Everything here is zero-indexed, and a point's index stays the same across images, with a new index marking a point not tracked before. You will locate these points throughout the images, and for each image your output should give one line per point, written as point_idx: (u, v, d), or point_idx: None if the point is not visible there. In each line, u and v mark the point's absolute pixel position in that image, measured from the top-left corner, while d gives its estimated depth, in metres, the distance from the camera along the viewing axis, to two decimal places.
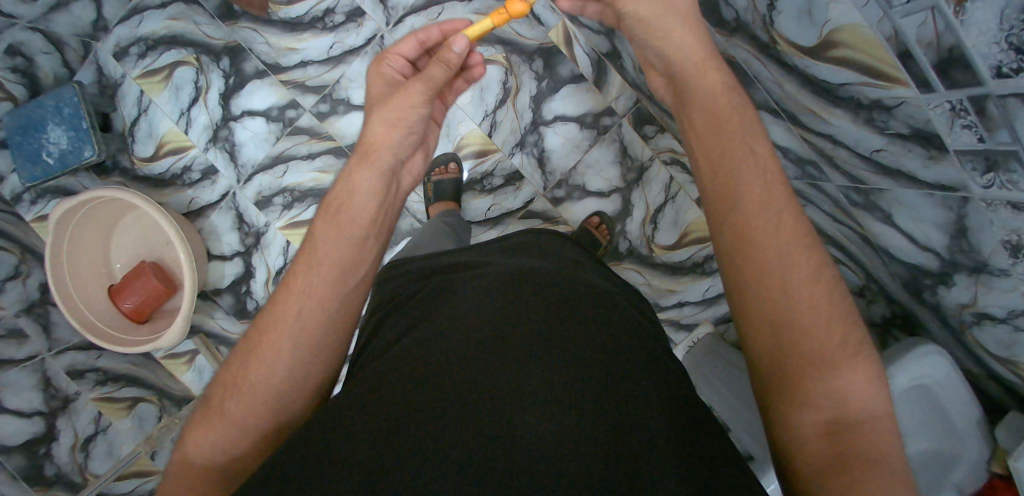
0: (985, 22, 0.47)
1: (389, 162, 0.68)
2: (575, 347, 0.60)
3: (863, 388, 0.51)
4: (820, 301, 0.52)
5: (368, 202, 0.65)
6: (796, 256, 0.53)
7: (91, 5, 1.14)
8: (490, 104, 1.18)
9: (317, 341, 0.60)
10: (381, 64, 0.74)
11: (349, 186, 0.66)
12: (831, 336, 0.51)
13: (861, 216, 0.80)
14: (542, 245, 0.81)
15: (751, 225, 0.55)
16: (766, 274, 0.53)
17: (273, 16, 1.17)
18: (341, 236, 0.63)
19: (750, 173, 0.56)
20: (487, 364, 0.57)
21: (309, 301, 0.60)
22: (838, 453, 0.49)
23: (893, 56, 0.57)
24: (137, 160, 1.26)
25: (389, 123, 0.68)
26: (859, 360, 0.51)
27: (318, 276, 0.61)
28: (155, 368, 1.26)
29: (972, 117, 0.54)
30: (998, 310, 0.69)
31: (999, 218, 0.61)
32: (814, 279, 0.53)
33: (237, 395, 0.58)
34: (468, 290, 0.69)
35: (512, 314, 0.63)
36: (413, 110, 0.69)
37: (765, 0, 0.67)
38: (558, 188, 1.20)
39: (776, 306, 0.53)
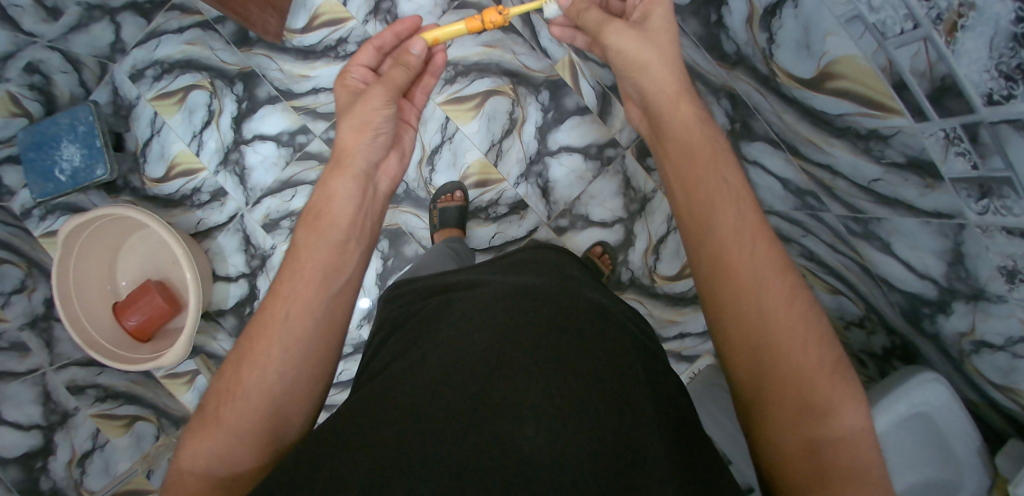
0: (975, 51, 0.51)
1: (361, 168, 0.72)
2: (568, 356, 0.60)
3: (841, 405, 0.54)
4: (792, 321, 0.57)
5: (347, 207, 0.69)
6: (769, 281, 0.58)
7: (110, 27, 1.18)
8: (498, 134, 1.21)
9: (304, 343, 0.61)
10: (346, 77, 0.81)
11: (326, 194, 0.70)
12: (807, 353, 0.56)
13: (860, 245, 0.82)
14: (535, 262, 0.83)
15: (726, 250, 0.60)
16: (742, 297, 0.59)
17: (287, 44, 1.21)
18: (321, 240, 0.66)
19: (723, 201, 0.62)
20: (479, 377, 0.58)
21: (295, 304, 0.62)
22: (816, 466, 0.53)
23: (888, 88, 0.60)
24: (148, 179, 1.28)
25: (356, 128, 0.73)
26: (835, 377, 0.55)
27: (302, 279, 0.64)
28: (157, 389, 1.27)
29: (965, 144, 0.57)
30: (996, 337, 0.70)
31: (995, 244, 0.62)
32: (788, 300, 0.58)
33: (231, 402, 0.59)
34: (461, 305, 0.70)
35: (503, 325, 0.64)
36: (376, 111, 0.74)
37: (765, 35, 0.71)
38: (562, 217, 1.22)
39: (753, 326, 0.57)
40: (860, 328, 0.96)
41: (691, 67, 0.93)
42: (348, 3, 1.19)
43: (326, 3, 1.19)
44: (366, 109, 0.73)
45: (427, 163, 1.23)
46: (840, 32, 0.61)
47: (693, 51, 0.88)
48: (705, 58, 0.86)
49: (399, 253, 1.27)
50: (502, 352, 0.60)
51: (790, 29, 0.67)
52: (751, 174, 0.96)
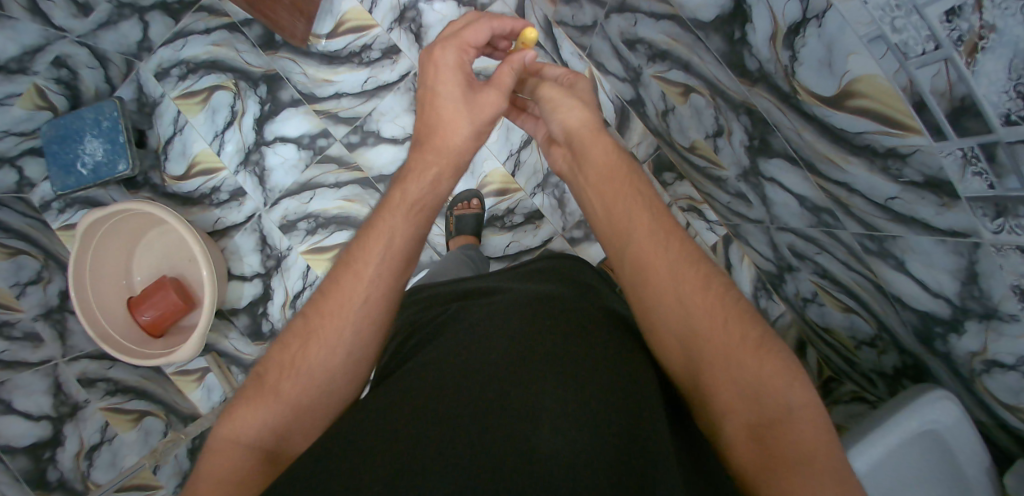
0: (995, 73, 0.52)
1: (462, 162, 0.67)
2: (597, 362, 0.60)
3: (776, 382, 0.54)
4: (713, 310, 0.57)
5: (433, 198, 0.66)
6: (684, 274, 0.58)
7: (139, 26, 1.20)
8: (516, 144, 1.25)
9: (374, 325, 0.63)
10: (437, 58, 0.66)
11: (410, 177, 0.66)
12: (739, 349, 0.55)
13: (875, 263, 0.84)
14: (567, 272, 0.84)
15: (643, 254, 0.60)
16: (662, 295, 0.58)
17: (312, 49, 1.25)
18: (407, 229, 0.64)
19: (637, 210, 0.62)
20: (521, 376, 0.58)
21: (373, 289, 0.62)
22: (762, 448, 0.52)
23: (908, 107, 0.62)
24: (168, 177, 1.30)
25: (460, 116, 0.65)
26: (767, 356, 0.55)
27: (383, 263, 0.63)
28: (167, 384, 1.28)
29: (982, 163, 0.58)
30: (1007, 357, 0.71)
31: (1008, 263, 0.64)
32: (704, 289, 0.58)
33: (292, 375, 0.60)
34: (493, 307, 0.71)
35: (532, 330, 0.64)
36: (492, 107, 0.66)
37: (788, 53, 0.73)
38: (576, 228, 1.25)
39: (676, 321, 0.58)
40: (872, 347, 0.99)
41: (711, 83, 0.95)
42: (373, 11, 1.23)
43: (352, 10, 1.23)
44: (487, 112, 0.66)
45: None
46: (862, 51, 0.62)
47: (715, 67, 0.90)
48: (728, 75, 0.88)
49: None
50: (534, 356, 0.60)
51: (814, 48, 0.68)
52: (767, 191, 0.99)
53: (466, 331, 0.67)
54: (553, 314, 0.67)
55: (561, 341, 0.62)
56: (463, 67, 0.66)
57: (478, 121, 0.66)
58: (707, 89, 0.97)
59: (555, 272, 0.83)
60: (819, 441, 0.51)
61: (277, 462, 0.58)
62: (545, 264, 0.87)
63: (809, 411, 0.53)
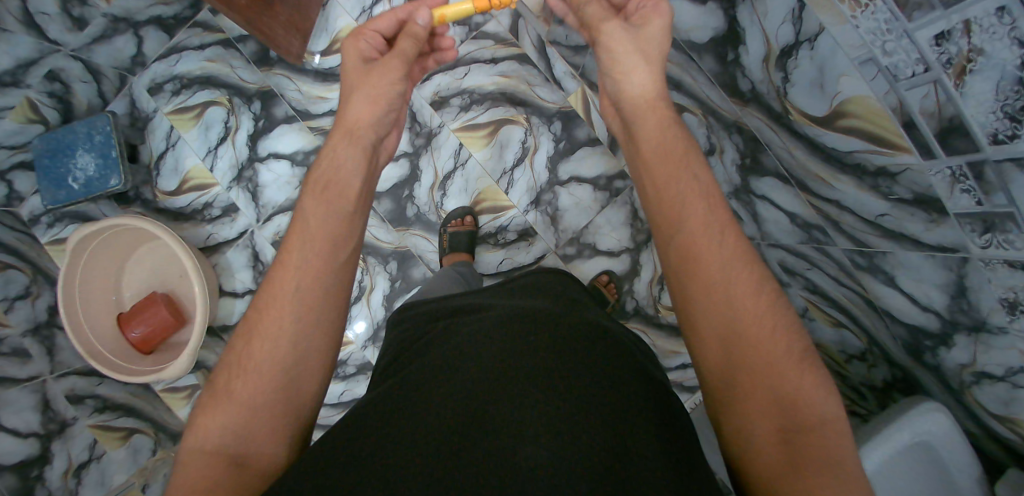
0: (982, 94, 0.54)
1: (367, 140, 0.74)
2: (566, 368, 0.62)
3: (811, 393, 0.55)
4: (762, 321, 0.58)
5: (354, 179, 0.70)
6: (738, 274, 0.60)
7: (133, 40, 1.19)
8: (509, 162, 1.26)
9: (313, 312, 0.63)
10: (358, 40, 0.79)
11: (333, 163, 0.71)
12: (775, 342, 0.57)
13: (865, 278, 0.86)
14: (544, 286, 0.85)
15: (697, 244, 0.62)
16: (713, 287, 0.60)
17: (307, 65, 1.26)
18: (330, 208, 0.68)
19: (691, 194, 0.64)
20: (490, 392, 0.59)
21: (304, 275, 0.64)
22: (788, 462, 0.53)
23: (898, 126, 0.64)
24: (159, 192, 1.29)
25: (370, 101, 0.74)
26: (805, 370, 0.57)
27: (312, 248, 0.65)
28: (158, 402, 1.25)
29: (970, 182, 0.61)
30: (996, 369, 0.73)
31: (997, 277, 0.66)
32: (758, 290, 0.59)
33: (245, 377, 0.60)
34: (470, 324, 0.71)
35: (503, 344, 0.65)
36: (392, 87, 0.76)
37: (780, 75, 0.76)
38: (569, 246, 1.26)
39: (722, 318, 0.59)
40: (862, 361, 0.99)
41: (704, 103, 0.97)
42: None
43: (348, 28, 1.25)
44: (379, 75, 0.76)
45: (440, 188, 1.27)
46: (854, 73, 0.65)
47: (708, 88, 0.93)
48: (721, 96, 0.91)
49: (407, 276, 1.28)
50: (502, 368, 0.61)
51: (806, 70, 0.71)
52: (758, 208, 1.01)
53: (444, 348, 0.68)
54: (522, 326, 0.68)
55: (526, 351, 0.64)
56: (361, 53, 0.79)
57: (369, 87, 0.75)
58: (699, 108, 1.00)
59: (530, 287, 0.84)
60: (846, 460, 0.53)
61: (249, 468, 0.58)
62: (520, 280, 0.88)
63: (837, 424, 0.54)
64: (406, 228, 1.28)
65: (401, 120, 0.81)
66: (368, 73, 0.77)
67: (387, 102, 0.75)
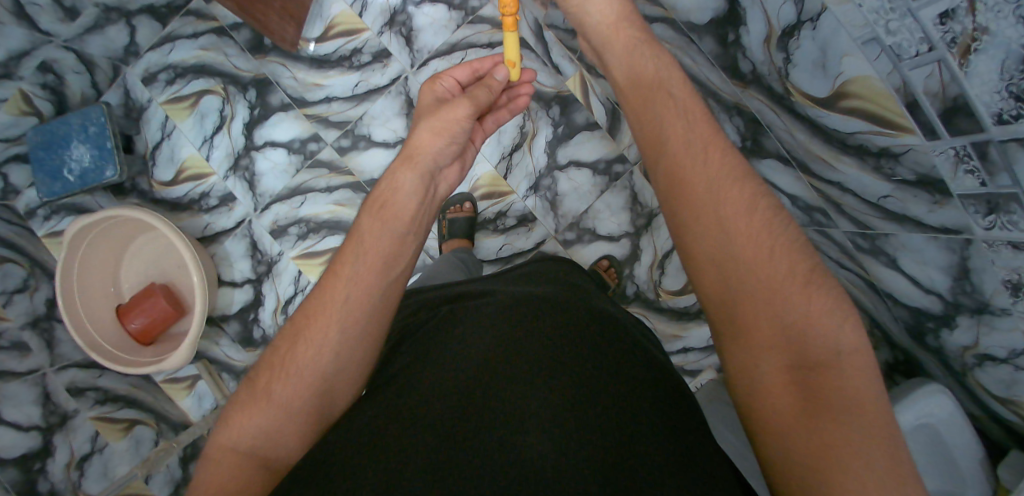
0: (986, 73, 0.53)
1: (430, 169, 0.71)
2: (587, 365, 0.61)
3: (822, 321, 0.51)
4: (759, 245, 0.54)
5: (410, 202, 0.68)
6: (726, 191, 0.56)
7: (126, 30, 1.18)
8: (507, 147, 1.25)
9: (360, 325, 0.62)
10: (435, 83, 0.78)
11: (392, 184, 0.69)
12: (778, 264, 0.53)
13: (867, 261, 0.85)
14: (554, 274, 0.83)
15: (681, 164, 0.58)
16: (702, 213, 0.56)
17: (301, 52, 1.25)
18: (386, 228, 0.66)
19: (673, 119, 0.61)
20: (505, 381, 0.58)
21: (355, 288, 0.63)
22: (802, 401, 0.49)
23: (901, 106, 0.63)
24: (156, 183, 1.28)
25: (433, 131, 0.72)
26: (814, 293, 0.52)
27: (365, 265, 0.64)
28: (158, 393, 1.27)
29: (974, 162, 0.60)
30: (999, 351, 0.72)
31: (1000, 258, 0.65)
32: (750, 209, 0.55)
33: (283, 379, 0.60)
34: (481, 310, 0.70)
35: (518, 333, 0.64)
36: (456, 121, 0.73)
37: (782, 56, 0.75)
38: (569, 231, 1.25)
39: (717, 245, 0.55)
40: None
41: (704, 85, 0.96)
42: (363, 14, 1.23)
43: (342, 13, 1.23)
44: (446, 113, 0.73)
45: None
46: (857, 53, 0.64)
47: (709, 70, 0.92)
48: (721, 77, 0.90)
49: None
50: (520, 358, 0.60)
51: (808, 50, 0.70)
52: None
53: (455, 335, 0.67)
54: (538, 314, 0.67)
55: (543, 341, 0.63)
56: (437, 93, 0.78)
57: (433, 121, 0.73)
58: (700, 90, 0.98)
59: (542, 274, 0.83)
60: (864, 388, 0.49)
61: (275, 469, 0.59)
62: (530, 266, 0.87)
63: (856, 353, 0.50)
64: None
65: (464, 155, 0.78)
66: (437, 109, 0.75)
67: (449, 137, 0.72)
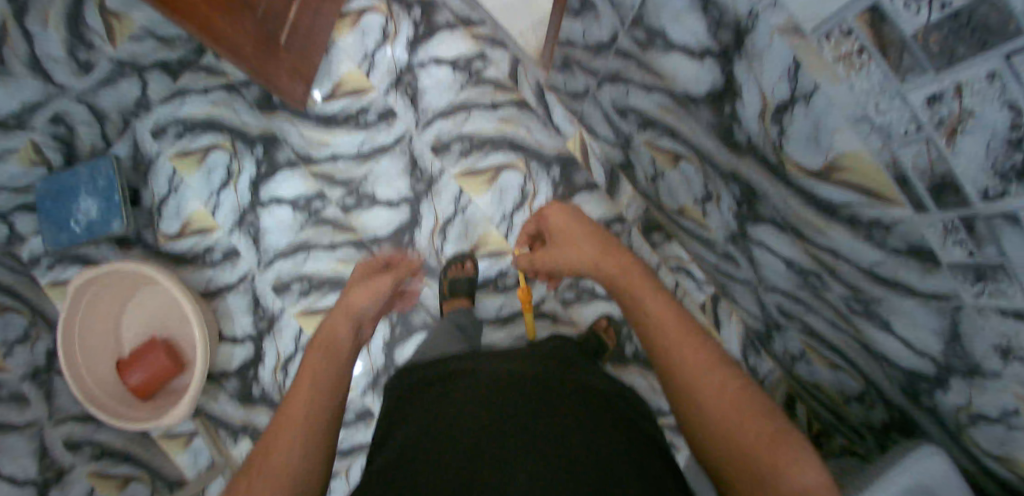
0: (973, 153, 0.58)
1: (361, 318, 0.82)
2: (562, 438, 0.64)
3: (790, 464, 0.55)
4: (728, 407, 0.60)
5: (350, 333, 0.78)
6: (697, 361, 0.63)
7: (138, 85, 1.21)
8: (509, 206, 1.28)
9: (323, 427, 0.65)
10: (364, 263, 0.98)
11: (331, 324, 0.78)
12: (746, 421, 0.59)
13: (861, 324, 0.89)
14: (541, 351, 0.88)
15: (659, 344, 0.66)
16: (679, 386, 0.63)
17: (309, 111, 1.30)
18: (334, 355, 0.73)
19: (651, 306, 0.70)
20: (489, 466, 0.61)
21: (315, 399, 0.67)
22: None
23: (891, 181, 0.68)
24: (161, 236, 1.28)
25: (366, 289, 0.86)
26: (780, 440, 0.57)
27: (319, 377, 0.69)
28: (153, 448, 1.23)
29: (962, 234, 0.64)
30: (992, 410, 0.75)
31: (990, 324, 0.69)
32: (721, 376, 0.62)
33: (261, 482, 0.61)
34: (467, 391, 0.74)
35: (499, 415, 0.67)
36: (384, 285, 0.88)
37: (777, 130, 0.80)
38: (569, 290, 1.28)
39: (693, 407, 0.62)
40: (860, 402, 1.02)
41: (701, 152, 1.01)
42: (370, 73, 1.30)
43: (350, 73, 1.30)
44: (380, 280, 0.89)
45: (440, 234, 1.28)
46: (848, 130, 0.69)
47: (704, 137, 0.97)
48: (717, 146, 0.95)
49: (408, 322, 1.28)
50: (495, 442, 0.64)
51: (801, 124, 0.75)
52: (755, 254, 1.04)
53: (444, 416, 0.70)
54: (517, 394, 0.71)
55: (523, 420, 0.66)
56: (366, 271, 0.95)
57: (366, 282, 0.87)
58: (696, 156, 1.03)
59: (526, 351, 0.87)
60: None
61: None
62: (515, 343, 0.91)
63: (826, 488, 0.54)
64: None
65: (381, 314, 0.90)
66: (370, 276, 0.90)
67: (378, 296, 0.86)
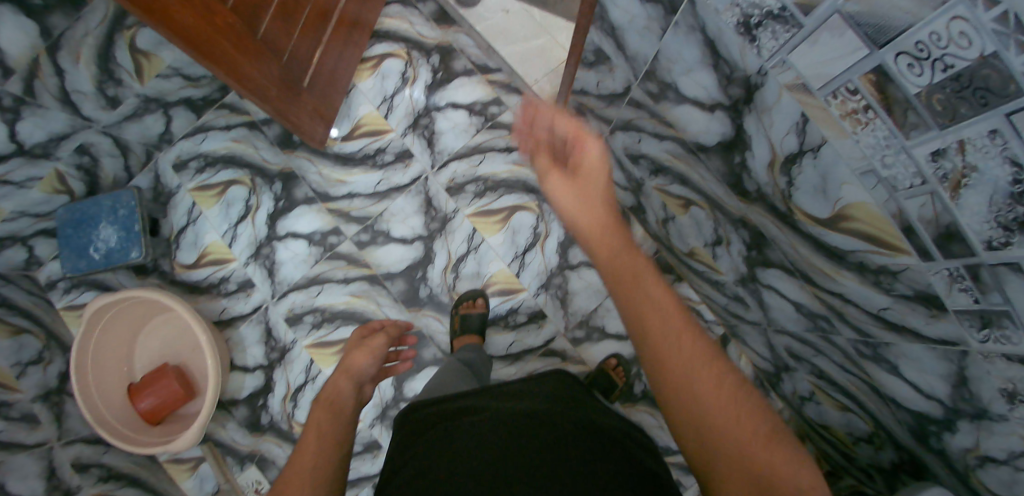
0: (975, 206, 0.62)
1: (356, 381, 0.89)
2: (563, 479, 0.65)
3: (791, 475, 0.47)
4: (724, 404, 0.50)
5: (348, 398, 0.82)
6: (689, 350, 0.52)
7: (163, 119, 1.24)
8: (521, 246, 1.31)
9: (330, 475, 0.67)
10: (364, 326, 1.12)
11: (332, 390, 0.83)
12: (742, 420, 0.49)
13: (870, 366, 0.92)
14: (546, 388, 0.89)
15: (649, 318, 0.53)
16: (672, 374, 0.51)
17: (328, 149, 1.34)
18: (335, 416, 0.76)
19: (647, 288, 0.55)
20: None
21: (321, 449, 0.69)
22: None
23: (897, 231, 0.72)
24: (177, 265, 1.30)
25: (364, 353, 0.96)
26: (779, 447, 0.48)
27: (322, 433, 0.72)
28: (159, 473, 1.23)
29: (967, 282, 0.68)
30: (999, 453, 0.77)
31: (996, 368, 0.71)
32: (714, 369, 0.51)
33: None
34: (473, 427, 0.74)
35: (503, 452, 0.68)
36: (367, 357, 0.94)
37: (785, 180, 0.85)
38: (578, 328, 1.30)
39: (687, 400, 0.50)
40: (869, 443, 1.04)
41: (712, 198, 1.05)
42: (389, 116, 1.35)
43: (369, 114, 1.35)
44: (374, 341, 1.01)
45: (453, 270, 1.31)
46: (855, 182, 0.73)
47: (715, 184, 1.01)
48: (727, 192, 0.99)
49: (418, 356, 1.29)
50: (496, 478, 0.65)
51: (809, 175, 0.79)
52: (764, 296, 1.07)
53: (450, 450, 0.71)
54: (522, 431, 0.72)
55: (527, 459, 0.67)
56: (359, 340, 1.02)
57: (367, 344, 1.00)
58: (707, 203, 1.07)
59: (532, 389, 0.88)
60: None
61: None
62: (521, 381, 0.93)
63: None
64: (419, 308, 1.30)
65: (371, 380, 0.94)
66: (361, 345, 0.99)
67: (368, 360, 0.94)
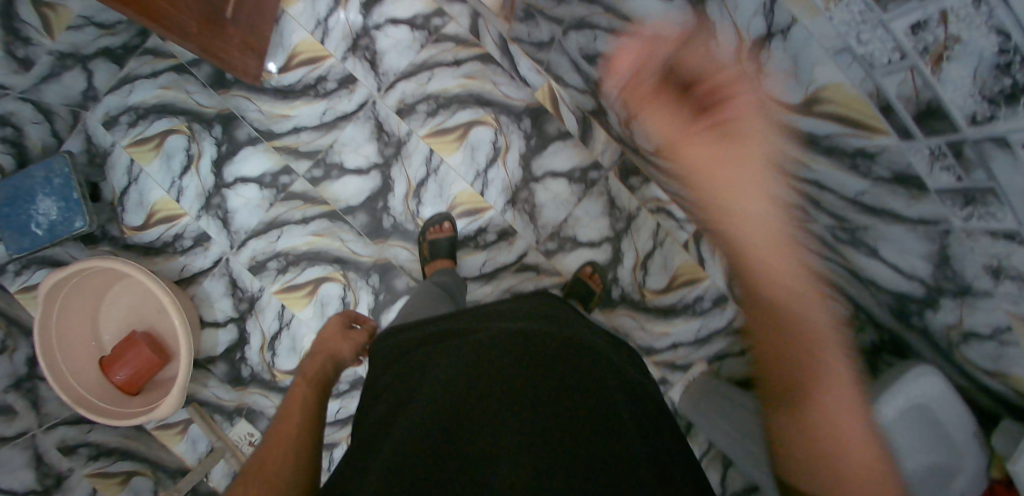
0: (960, 78, 0.56)
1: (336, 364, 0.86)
2: (547, 395, 0.62)
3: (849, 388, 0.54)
4: (812, 305, 0.56)
5: (326, 374, 0.81)
6: (779, 254, 0.59)
7: (82, 75, 1.15)
8: (481, 164, 1.25)
9: (310, 440, 0.66)
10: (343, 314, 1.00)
11: (312, 365, 0.82)
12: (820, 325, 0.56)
13: (847, 251, 0.89)
14: (531, 306, 0.86)
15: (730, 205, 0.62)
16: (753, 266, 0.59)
17: (266, 84, 1.24)
18: (314, 388, 0.76)
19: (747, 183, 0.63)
20: (477, 420, 0.60)
21: (300, 417, 0.69)
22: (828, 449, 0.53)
23: (875, 111, 0.66)
24: (127, 228, 1.24)
25: (341, 337, 0.92)
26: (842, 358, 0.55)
27: (301, 404, 0.71)
28: (151, 441, 1.25)
29: (950, 159, 0.63)
30: (984, 328, 0.76)
31: (979, 246, 0.69)
32: (795, 267, 0.58)
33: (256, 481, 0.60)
34: (456, 349, 0.72)
35: (487, 369, 0.66)
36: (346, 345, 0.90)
37: (753, 65, 0.77)
38: (550, 240, 1.27)
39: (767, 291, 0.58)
40: None
41: None
42: (325, 41, 1.24)
43: (304, 41, 1.24)
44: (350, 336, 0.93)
45: (414, 197, 1.25)
46: (829, 63, 0.66)
47: None
48: None
49: (391, 288, 1.26)
50: (485, 393, 0.63)
51: (779, 59, 0.73)
52: None
53: (431, 374, 0.68)
54: (506, 347, 0.69)
55: (510, 374, 0.65)
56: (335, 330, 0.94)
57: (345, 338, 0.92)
58: None
59: (515, 308, 0.85)
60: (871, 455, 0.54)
61: None
62: (502, 302, 0.90)
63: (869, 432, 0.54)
64: (384, 239, 1.26)
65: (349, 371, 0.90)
66: (337, 335, 0.92)
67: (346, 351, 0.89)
